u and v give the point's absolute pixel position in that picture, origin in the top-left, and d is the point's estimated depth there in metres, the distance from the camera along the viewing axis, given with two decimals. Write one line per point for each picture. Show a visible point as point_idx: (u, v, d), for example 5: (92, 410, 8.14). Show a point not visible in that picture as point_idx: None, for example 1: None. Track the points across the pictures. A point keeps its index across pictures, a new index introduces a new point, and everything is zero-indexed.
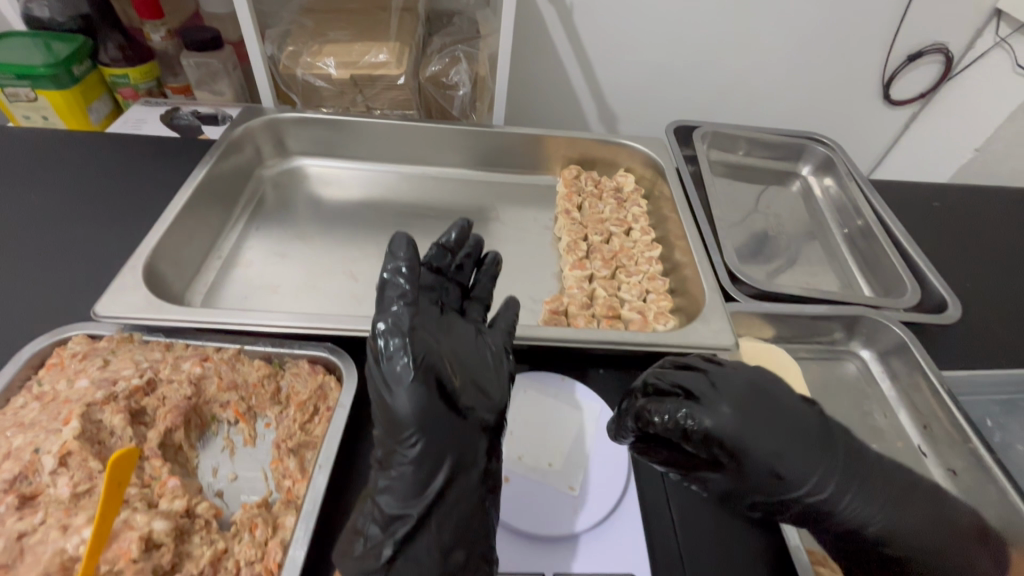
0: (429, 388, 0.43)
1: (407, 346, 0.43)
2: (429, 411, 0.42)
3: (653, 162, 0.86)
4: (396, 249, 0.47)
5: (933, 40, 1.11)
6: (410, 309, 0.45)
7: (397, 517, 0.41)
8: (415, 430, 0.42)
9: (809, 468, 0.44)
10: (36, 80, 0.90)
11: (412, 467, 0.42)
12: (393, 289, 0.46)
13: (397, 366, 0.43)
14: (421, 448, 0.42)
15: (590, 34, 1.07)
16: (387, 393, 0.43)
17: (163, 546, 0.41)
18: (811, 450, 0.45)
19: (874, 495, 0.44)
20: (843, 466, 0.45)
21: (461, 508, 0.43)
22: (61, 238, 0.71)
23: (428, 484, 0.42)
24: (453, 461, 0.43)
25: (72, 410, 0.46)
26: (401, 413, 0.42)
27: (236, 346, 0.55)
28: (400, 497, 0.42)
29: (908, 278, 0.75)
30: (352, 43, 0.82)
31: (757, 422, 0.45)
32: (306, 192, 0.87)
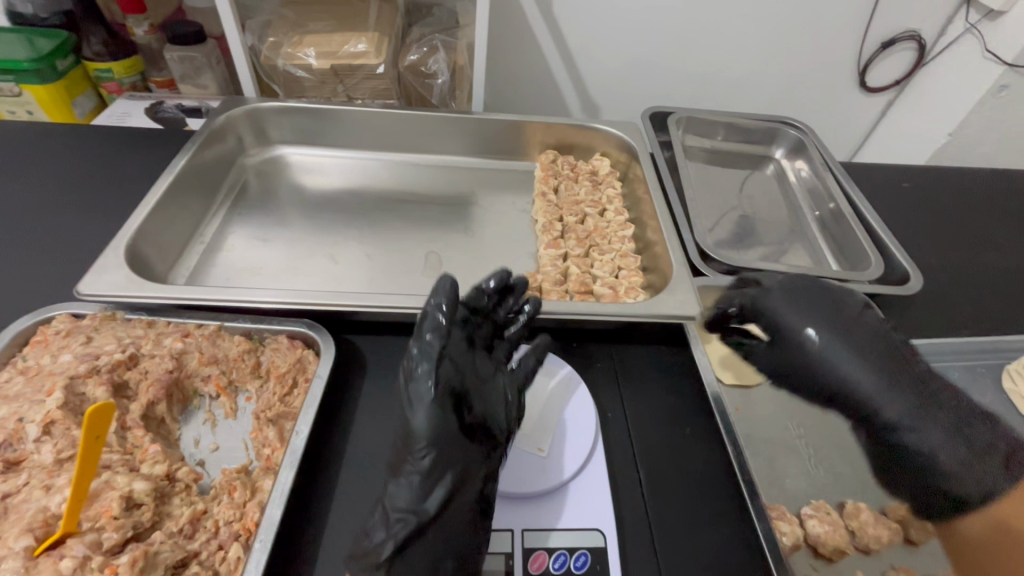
0: (449, 415, 0.43)
1: (435, 378, 0.43)
2: (447, 437, 0.43)
3: (627, 146, 0.88)
4: (439, 285, 0.47)
5: (905, 28, 1.12)
6: (441, 343, 0.45)
7: (399, 518, 0.42)
8: (429, 449, 0.42)
9: (841, 361, 0.54)
10: (20, 75, 0.91)
11: (420, 479, 0.42)
12: (429, 322, 0.46)
13: (425, 391, 0.43)
14: (432, 463, 0.42)
15: (569, 25, 1.09)
16: (408, 415, 0.43)
17: (143, 505, 0.42)
18: (854, 351, 0.54)
19: (893, 392, 0.52)
20: (895, 373, 0.52)
21: (456, 519, 0.43)
22: (45, 224, 0.72)
23: (431, 495, 0.42)
24: (459, 476, 0.43)
25: (56, 383, 0.48)
26: (419, 432, 0.43)
27: (216, 323, 0.57)
28: (406, 502, 0.42)
29: (873, 253, 0.78)
30: (332, 33, 0.83)
31: (834, 322, 0.55)
32: (289, 180, 0.88)
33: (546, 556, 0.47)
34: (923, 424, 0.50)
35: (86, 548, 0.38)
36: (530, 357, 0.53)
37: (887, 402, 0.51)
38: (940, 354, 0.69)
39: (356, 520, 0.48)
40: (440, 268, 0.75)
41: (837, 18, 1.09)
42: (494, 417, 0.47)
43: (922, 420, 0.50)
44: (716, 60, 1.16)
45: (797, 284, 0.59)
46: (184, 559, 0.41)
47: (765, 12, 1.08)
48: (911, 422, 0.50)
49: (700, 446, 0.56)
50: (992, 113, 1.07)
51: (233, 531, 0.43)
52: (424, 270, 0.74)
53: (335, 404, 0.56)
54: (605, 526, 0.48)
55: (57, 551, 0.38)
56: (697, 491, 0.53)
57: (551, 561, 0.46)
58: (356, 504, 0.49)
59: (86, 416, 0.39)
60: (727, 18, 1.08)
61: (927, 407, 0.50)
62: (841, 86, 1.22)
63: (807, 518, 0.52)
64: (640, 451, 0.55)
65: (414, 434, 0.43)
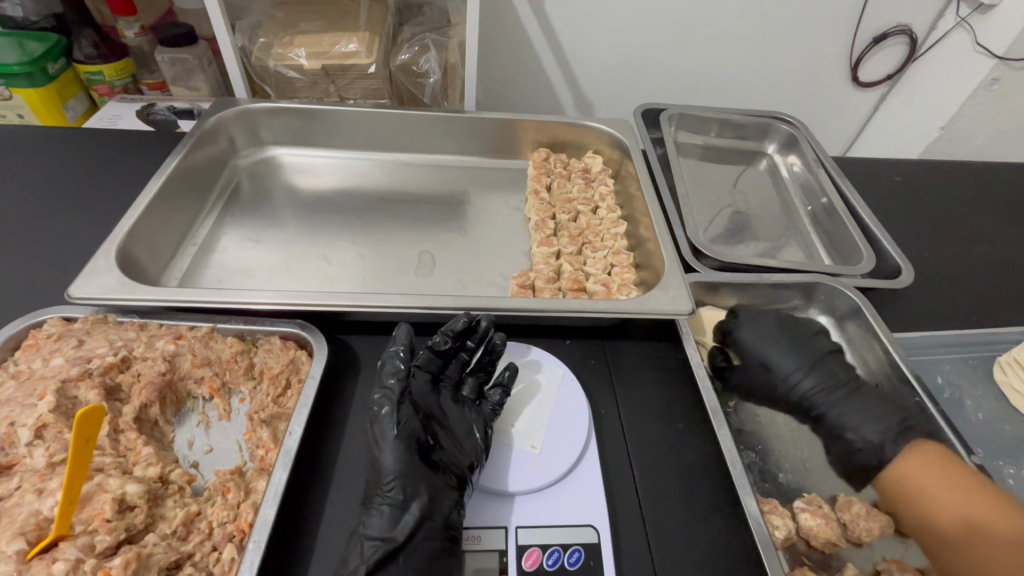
0: (413, 446, 0.48)
1: (396, 415, 0.49)
2: (411, 465, 0.47)
3: (619, 143, 0.88)
4: (397, 339, 0.54)
5: (896, 23, 1.12)
6: (400, 385, 0.51)
7: (373, 544, 0.44)
8: (397, 478, 0.46)
9: (795, 362, 0.61)
10: (10, 79, 0.91)
11: (390, 505, 0.45)
12: (388, 369, 0.52)
13: (384, 428, 0.48)
14: (401, 491, 0.46)
15: (561, 22, 1.09)
16: (374, 449, 0.48)
17: (136, 508, 0.42)
18: (801, 355, 0.62)
19: (832, 386, 0.59)
20: (829, 372, 0.60)
21: (428, 545, 0.44)
22: (37, 228, 0.72)
23: (403, 520, 0.45)
24: (427, 502, 0.45)
25: (48, 387, 0.48)
26: (385, 465, 0.47)
27: (209, 325, 0.57)
28: (379, 528, 0.44)
29: (865, 247, 0.78)
30: (322, 34, 0.83)
31: (781, 333, 0.64)
32: (282, 181, 0.88)
33: (540, 552, 0.47)
34: (851, 408, 0.57)
35: (79, 551, 0.38)
36: (499, 391, 0.55)
37: (824, 393, 0.59)
38: (931, 347, 0.69)
39: (351, 520, 0.48)
40: (433, 267, 0.75)
41: (828, 13, 1.09)
42: (457, 448, 0.50)
43: (855, 404, 0.58)
44: (708, 56, 1.16)
45: (768, 315, 0.66)
46: (177, 561, 0.41)
47: (757, 8, 1.08)
48: (831, 404, 0.58)
49: (693, 442, 0.56)
50: (983, 106, 1.08)
51: (227, 532, 0.43)
52: (416, 270, 0.74)
53: (329, 405, 0.56)
54: (598, 522, 0.49)
55: (49, 554, 0.38)
56: (690, 486, 0.53)
57: (545, 558, 0.46)
58: (350, 504, 0.49)
59: (76, 418, 0.39)
60: (719, 14, 1.08)
61: (854, 396, 0.58)
62: (834, 80, 1.22)
63: (800, 511, 0.52)
64: (633, 449, 0.55)
65: (382, 465, 0.47)
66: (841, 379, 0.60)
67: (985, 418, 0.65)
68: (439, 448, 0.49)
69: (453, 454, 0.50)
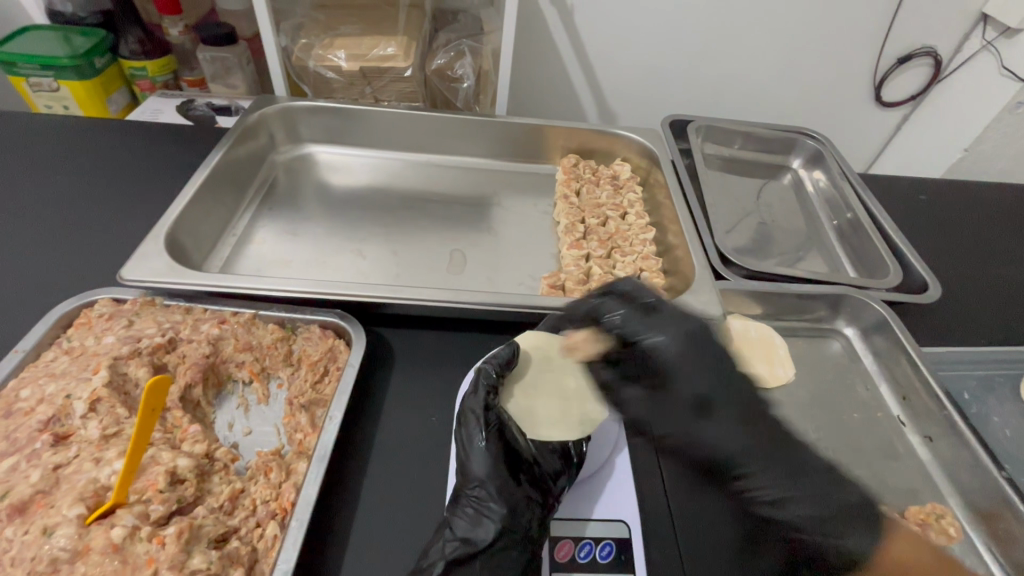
0: (498, 451, 0.48)
1: (483, 419, 0.50)
2: (496, 468, 0.47)
3: (648, 151, 0.90)
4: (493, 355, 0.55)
5: (921, 44, 1.13)
6: (488, 391, 0.52)
7: (454, 544, 0.44)
8: (486, 481, 0.47)
9: (733, 419, 0.50)
10: (60, 70, 0.94)
11: (476, 508, 0.46)
12: (484, 372, 0.53)
13: (474, 431, 0.49)
14: (488, 495, 0.46)
15: (590, 34, 1.11)
16: (464, 451, 0.49)
17: (186, 481, 0.44)
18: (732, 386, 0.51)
19: (775, 447, 0.49)
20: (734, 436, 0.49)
21: (509, 553, 0.44)
22: (85, 213, 0.75)
23: (485, 523, 0.45)
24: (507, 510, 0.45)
25: (101, 362, 0.50)
26: (472, 468, 0.48)
27: (251, 311, 0.59)
28: (462, 529, 0.45)
29: (891, 262, 0.79)
30: (362, 36, 0.85)
31: (713, 356, 0.53)
32: (317, 177, 0.90)
33: (572, 544, 0.48)
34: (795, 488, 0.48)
35: (135, 518, 0.40)
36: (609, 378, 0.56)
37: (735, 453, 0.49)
38: (961, 364, 0.69)
39: (388, 507, 0.49)
40: (464, 265, 0.77)
41: (853, 33, 1.11)
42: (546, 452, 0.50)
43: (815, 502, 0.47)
44: (734, 71, 1.17)
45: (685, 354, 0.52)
46: (225, 534, 0.43)
47: (783, 26, 1.10)
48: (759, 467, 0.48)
49: None
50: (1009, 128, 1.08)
51: (270, 510, 0.45)
52: (448, 267, 0.76)
53: (364, 395, 0.57)
54: (628, 516, 0.49)
55: (108, 520, 0.39)
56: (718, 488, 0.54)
57: (578, 550, 0.47)
58: (388, 491, 0.50)
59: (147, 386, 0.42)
60: (746, 30, 1.10)
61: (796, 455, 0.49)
62: (857, 99, 1.23)
63: None
64: None
65: (473, 465, 0.48)
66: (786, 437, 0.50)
67: (1012, 436, 0.65)
68: (533, 454, 0.50)
69: (542, 461, 0.50)
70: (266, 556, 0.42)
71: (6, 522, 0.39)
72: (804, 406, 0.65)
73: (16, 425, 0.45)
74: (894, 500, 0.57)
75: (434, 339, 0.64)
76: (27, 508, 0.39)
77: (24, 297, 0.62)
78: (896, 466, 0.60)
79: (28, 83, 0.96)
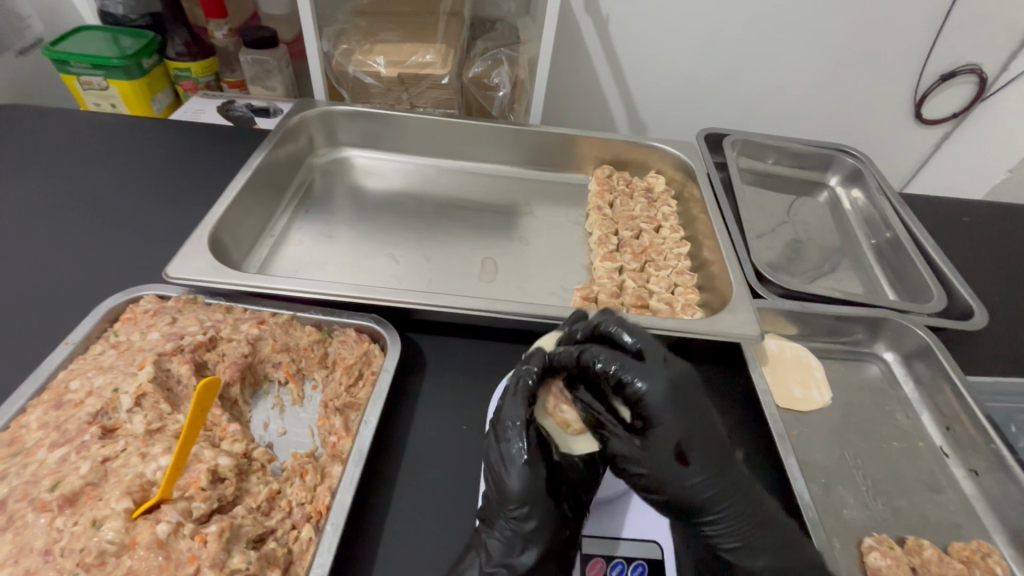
0: (540, 472, 0.46)
1: (525, 438, 0.47)
2: (538, 492, 0.46)
3: (684, 165, 0.89)
4: (530, 359, 0.51)
5: (965, 61, 1.09)
6: (526, 400, 0.48)
7: (493, 568, 0.45)
8: (524, 505, 0.45)
9: (704, 459, 0.47)
10: (109, 70, 0.97)
11: (514, 530, 0.46)
12: (522, 384, 0.49)
13: (514, 449, 0.47)
14: (528, 519, 0.45)
15: (625, 45, 1.11)
16: (505, 468, 0.47)
17: (226, 480, 0.45)
18: (665, 450, 0.46)
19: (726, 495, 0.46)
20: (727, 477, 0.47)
21: (547, 575, 0.45)
22: (130, 211, 0.77)
23: (525, 548, 0.45)
24: (549, 537, 0.45)
25: (146, 358, 0.51)
26: (511, 490, 0.46)
27: (289, 312, 0.59)
28: (500, 552, 0.45)
29: (935, 286, 0.76)
30: (401, 43, 0.86)
31: (700, 414, 0.47)
32: (353, 181, 0.92)
33: (604, 564, 0.47)
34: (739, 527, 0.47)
35: (179, 514, 0.40)
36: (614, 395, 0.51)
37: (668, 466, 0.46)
38: (1009, 395, 0.66)
39: (418, 515, 0.49)
40: (496, 273, 0.77)
41: (896, 49, 1.09)
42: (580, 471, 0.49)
43: (751, 542, 0.47)
44: (771, 85, 1.16)
45: (679, 395, 0.47)
46: (262, 535, 0.43)
47: (824, 40, 1.08)
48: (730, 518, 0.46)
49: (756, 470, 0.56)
50: None
51: (306, 513, 0.45)
52: (479, 275, 0.76)
53: (396, 401, 0.58)
54: (661, 538, 0.48)
55: (153, 515, 0.40)
56: None
57: (609, 568, 0.47)
58: (419, 498, 0.50)
59: (199, 388, 0.43)
60: (784, 43, 1.09)
61: (733, 484, 0.47)
62: (897, 117, 1.20)
63: (869, 550, 0.51)
64: None
65: (515, 487, 0.46)
66: (739, 487, 0.47)
67: None
68: (569, 475, 0.49)
69: (580, 476, 0.49)
70: (302, 559, 0.43)
71: (57, 512, 0.40)
72: (841, 431, 0.63)
73: (66, 416, 0.46)
74: (936, 535, 0.55)
75: (467, 346, 0.64)
76: (77, 499, 0.41)
77: (73, 291, 0.64)
78: (938, 499, 0.58)
79: (79, 81, 1.00)
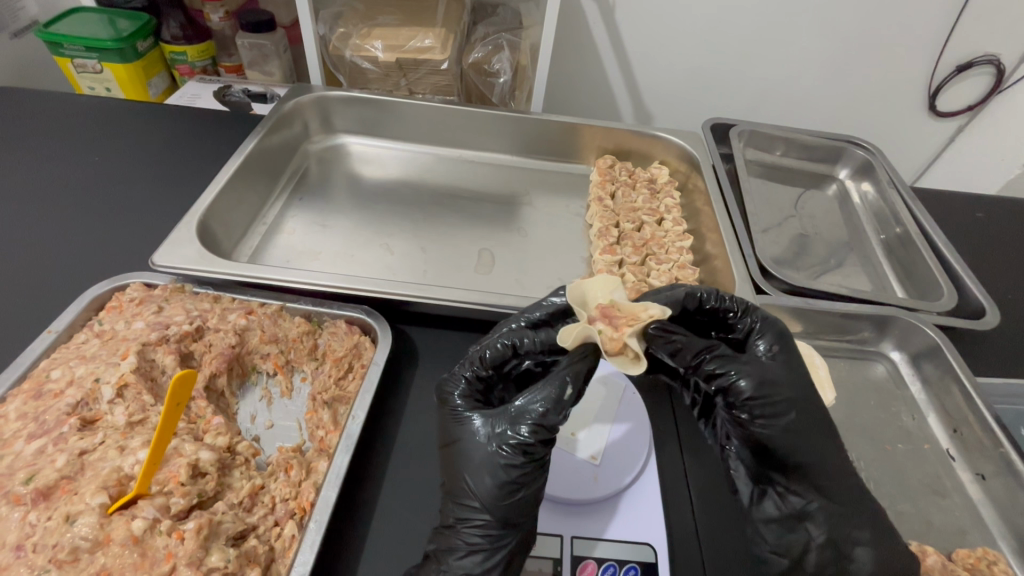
0: (471, 453, 0.44)
1: (459, 420, 0.46)
2: (472, 468, 0.43)
3: (688, 155, 0.87)
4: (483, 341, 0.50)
5: (984, 52, 1.05)
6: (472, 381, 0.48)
7: (462, 530, 0.43)
8: (463, 478, 0.44)
9: (808, 411, 0.44)
10: (103, 53, 0.95)
11: (484, 533, 0.42)
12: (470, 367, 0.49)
13: (457, 429, 0.46)
14: (466, 490, 0.43)
15: (631, 31, 1.08)
16: (466, 469, 0.43)
17: (207, 474, 0.44)
18: (797, 380, 0.45)
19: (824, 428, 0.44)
20: (821, 431, 0.44)
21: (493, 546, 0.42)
22: (121, 197, 0.75)
23: (475, 515, 0.42)
24: (484, 507, 0.42)
25: (130, 348, 0.50)
26: (455, 463, 0.44)
27: (278, 302, 0.58)
28: (461, 515, 0.43)
29: (945, 283, 0.74)
30: (400, 28, 0.83)
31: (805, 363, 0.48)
32: (349, 168, 0.90)
33: (595, 565, 0.45)
34: (831, 486, 0.43)
35: (156, 510, 0.39)
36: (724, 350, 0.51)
37: (781, 393, 0.43)
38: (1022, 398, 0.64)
39: (406, 512, 0.48)
40: (492, 265, 0.75)
41: (913, 38, 1.05)
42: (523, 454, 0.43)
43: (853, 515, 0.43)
44: (781, 75, 1.13)
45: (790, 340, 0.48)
46: (243, 531, 0.42)
47: (838, 29, 1.04)
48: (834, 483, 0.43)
49: None
50: None
51: (289, 509, 0.44)
52: (476, 267, 0.74)
53: (389, 394, 0.56)
54: (656, 540, 0.47)
55: (129, 510, 0.39)
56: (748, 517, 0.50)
57: (600, 571, 0.45)
58: (408, 494, 0.49)
59: (175, 380, 0.42)
60: (796, 31, 1.05)
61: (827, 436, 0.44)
62: (910, 109, 1.16)
63: None
64: (691, 466, 0.53)
65: (480, 487, 0.42)
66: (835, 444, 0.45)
67: None
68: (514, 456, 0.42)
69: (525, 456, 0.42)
70: (283, 557, 0.41)
71: (30, 506, 0.39)
72: (844, 432, 0.61)
73: (45, 406, 0.45)
74: (939, 541, 0.53)
75: (462, 340, 0.63)
76: (51, 493, 0.39)
77: (62, 278, 0.63)
78: (943, 504, 0.56)
79: (73, 64, 0.98)
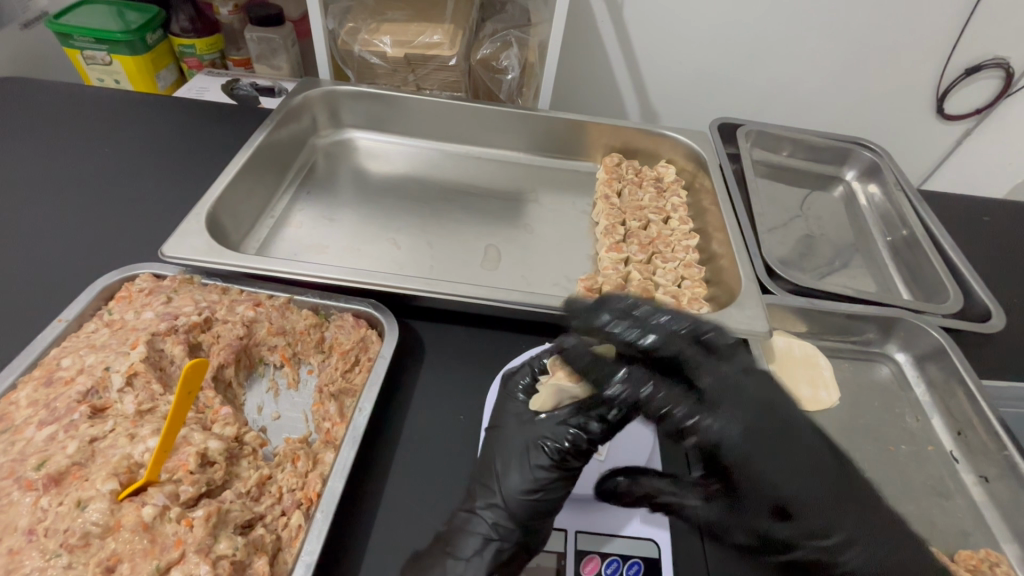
0: (524, 454, 0.47)
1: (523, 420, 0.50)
2: (525, 468, 0.46)
3: (695, 155, 0.86)
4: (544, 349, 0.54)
5: (992, 55, 1.05)
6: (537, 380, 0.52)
7: (483, 526, 0.44)
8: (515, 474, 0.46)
9: (776, 438, 0.47)
10: (113, 45, 0.95)
11: (495, 526, 0.44)
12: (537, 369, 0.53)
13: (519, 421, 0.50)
14: (511, 488, 0.45)
15: (640, 30, 1.08)
16: (501, 465, 0.47)
17: (216, 464, 0.44)
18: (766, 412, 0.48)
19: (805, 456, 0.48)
20: (793, 454, 0.47)
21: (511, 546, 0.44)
22: (130, 188, 0.76)
23: (508, 513, 0.44)
24: (521, 506, 0.45)
25: (139, 337, 0.50)
26: (508, 457, 0.48)
27: (286, 295, 0.58)
28: (492, 514, 0.45)
29: (952, 285, 0.74)
30: (408, 23, 0.83)
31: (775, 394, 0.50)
32: (355, 163, 0.90)
33: (599, 560, 0.45)
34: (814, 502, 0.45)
35: (165, 498, 0.40)
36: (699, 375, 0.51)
37: (757, 424, 0.47)
38: None
39: (410, 504, 0.48)
40: (499, 261, 0.75)
41: (922, 40, 1.04)
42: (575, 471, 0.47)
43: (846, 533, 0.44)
44: (788, 76, 1.12)
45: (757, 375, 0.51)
46: (250, 520, 0.42)
47: (846, 30, 1.04)
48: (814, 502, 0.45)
49: None
50: None
51: (296, 499, 0.44)
52: (482, 263, 0.75)
53: (394, 388, 0.57)
54: (660, 537, 0.47)
55: (139, 497, 0.39)
56: None
57: (603, 566, 0.45)
58: (413, 487, 0.49)
59: (185, 369, 0.43)
60: (805, 32, 1.05)
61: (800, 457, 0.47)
62: (918, 112, 1.16)
63: None
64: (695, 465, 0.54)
65: (507, 480, 0.46)
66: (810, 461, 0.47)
67: None
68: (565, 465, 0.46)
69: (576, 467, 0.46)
70: (290, 546, 0.42)
71: (42, 491, 0.39)
72: (848, 433, 0.61)
73: (56, 394, 0.46)
74: (942, 543, 0.53)
75: (467, 336, 0.63)
76: (62, 479, 0.40)
77: (71, 268, 0.63)
78: (946, 505, 0.56)
79: (82, 55, 0.98)
